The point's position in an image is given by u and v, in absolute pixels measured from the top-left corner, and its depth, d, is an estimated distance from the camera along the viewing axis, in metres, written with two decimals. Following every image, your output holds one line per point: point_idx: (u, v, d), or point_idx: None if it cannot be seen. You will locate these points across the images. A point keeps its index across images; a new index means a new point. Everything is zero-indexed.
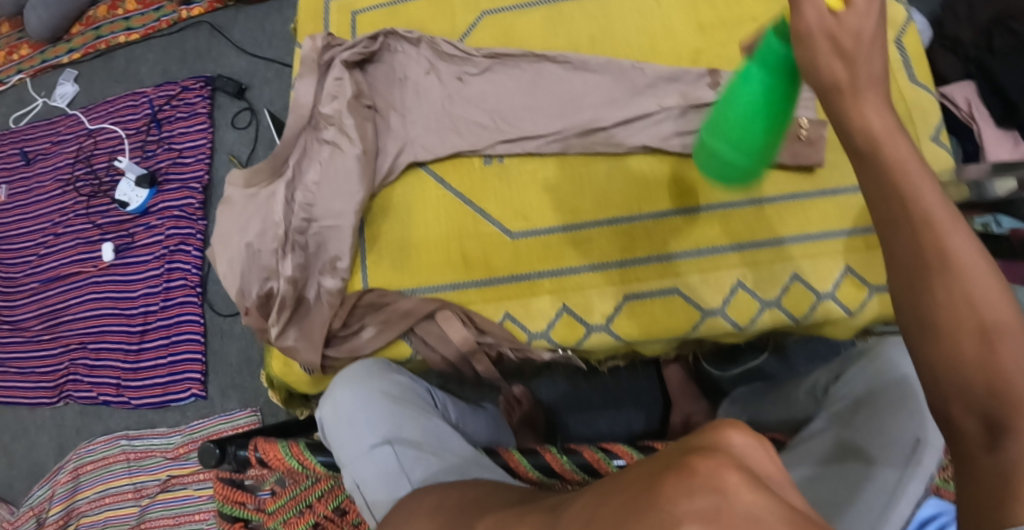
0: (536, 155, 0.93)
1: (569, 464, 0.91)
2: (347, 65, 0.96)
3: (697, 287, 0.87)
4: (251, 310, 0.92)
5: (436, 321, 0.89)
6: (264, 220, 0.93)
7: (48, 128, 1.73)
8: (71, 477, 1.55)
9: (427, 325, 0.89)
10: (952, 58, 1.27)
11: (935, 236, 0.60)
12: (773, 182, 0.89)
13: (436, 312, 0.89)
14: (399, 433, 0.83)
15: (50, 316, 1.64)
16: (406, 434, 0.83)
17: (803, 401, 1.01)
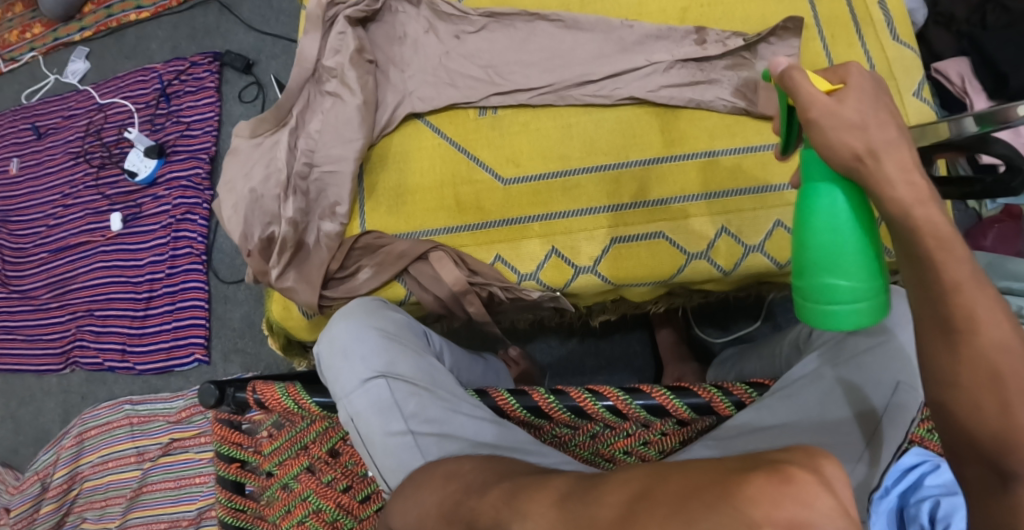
0: (529, 108, 0.98)
1: (558, 404, 0.94)
2: (350, 21, 1.00)
3: (682, 232, 0.92)
4: (253, 253, 0.96)
5: (429, 262, 0.93)
6: (270, 167, 0.98)
7: (59, 103, 1.78)
8: (75, 442, 1.58)
9: (420, 266, 0.93)
10: (946, 34, 1.31)
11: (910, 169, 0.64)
12: (757, 132, 0.94)
13: (429, 253, 0.93)
14: (399, 369, 0.88)
15: (58, 285, 1.68)
16: (404, 371, 0.88)
17: (788, 353, 1.04)
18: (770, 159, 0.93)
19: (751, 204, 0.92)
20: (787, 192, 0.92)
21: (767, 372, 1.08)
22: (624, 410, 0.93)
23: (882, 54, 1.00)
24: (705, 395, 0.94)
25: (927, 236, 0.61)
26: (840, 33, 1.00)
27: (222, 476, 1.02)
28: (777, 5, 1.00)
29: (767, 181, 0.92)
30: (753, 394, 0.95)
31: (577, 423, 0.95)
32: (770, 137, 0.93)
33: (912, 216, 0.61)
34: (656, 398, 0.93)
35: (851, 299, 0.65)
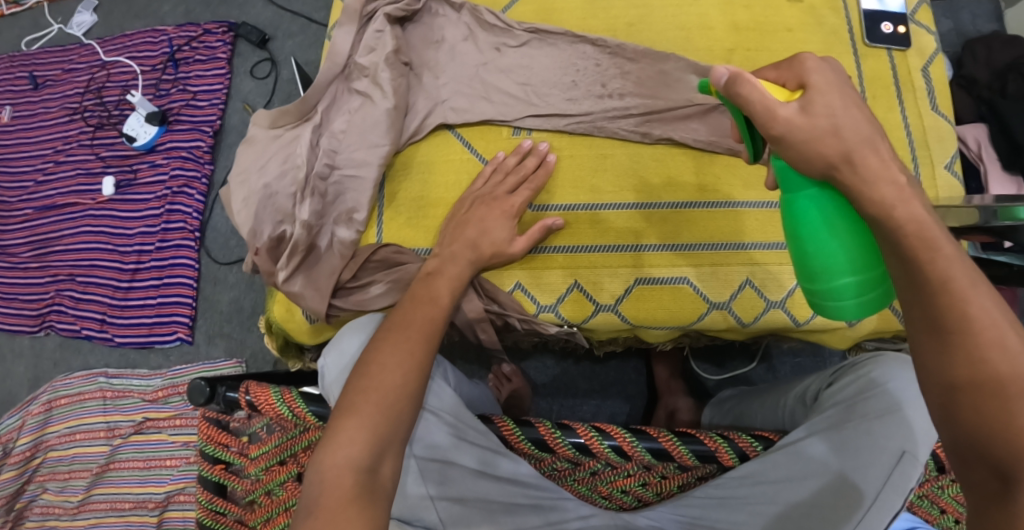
0: (564, 134, 0.94)
1: (562, 440, 0.90)
2: (389, 19, 0.96)
3: (707, 280, 0.90)
4: (260, 251, 0.91)
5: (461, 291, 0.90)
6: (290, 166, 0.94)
7: (60, 54, 1.71)
8: (43, 409, 1.53)
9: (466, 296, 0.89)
10: (966, 97, 1.29)
11: (902, 217, 0.65)
12: None
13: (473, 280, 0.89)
14: (427, 403, 0.90)
15: (41, 245, 1.61)
16: (431, 402, 0.90)
17: (792, 407, 1.01)
18: None
19: (776, 258, 0.90)
20: None
21: (767, 423, 1.05)
22: (629, 452, 0.89)
23: (919, 122, 1.01)
24: (710, 444, 0.90)
25: (912, 232, 0.65)
26: (881, 94, 1.01)
27: (205, 476, 0.99)
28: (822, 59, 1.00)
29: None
30: (756, 446, 0.91)
31: (579, 459, 0.91)
32: None
33: (895, 215, 0.66)
34: (661, 441, 0.90)
35: (849, 292, 0.73)
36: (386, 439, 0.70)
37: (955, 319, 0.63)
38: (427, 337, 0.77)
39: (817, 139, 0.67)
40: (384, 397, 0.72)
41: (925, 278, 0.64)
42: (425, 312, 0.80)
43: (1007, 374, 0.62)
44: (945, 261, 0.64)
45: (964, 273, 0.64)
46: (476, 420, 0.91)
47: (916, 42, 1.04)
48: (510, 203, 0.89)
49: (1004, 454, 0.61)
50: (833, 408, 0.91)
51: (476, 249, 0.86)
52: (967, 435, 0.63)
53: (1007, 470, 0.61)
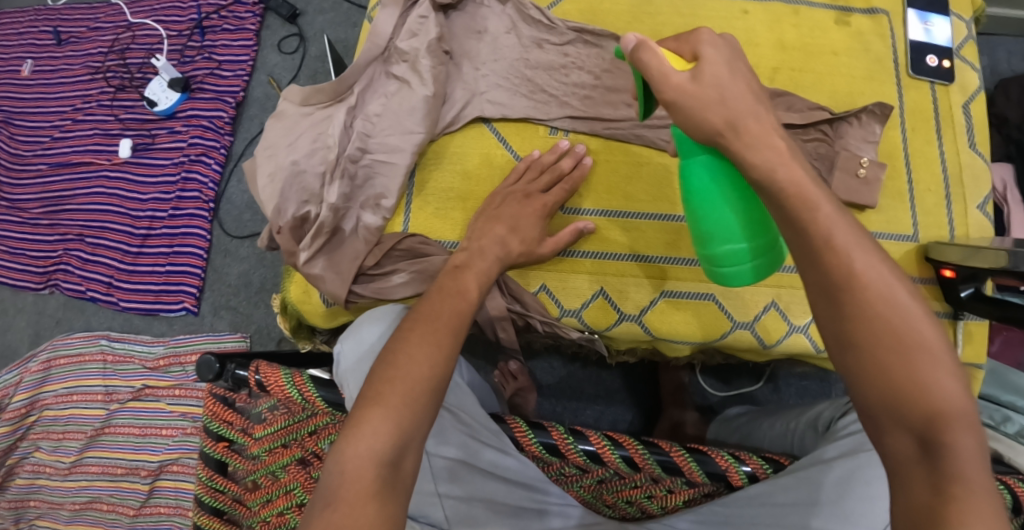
0: (601, 137, 0.93)
1: (574, 446, 0.89)
2: (433, 5, 0.95)
3: (733, 298, 0.89)
4: (283, 230, 0.90)
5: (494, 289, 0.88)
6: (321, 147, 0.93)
7: (87, 12, 1.69)
8: (42, 367, 1.51)
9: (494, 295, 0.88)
10: (996, 136, 1.28)
11: (782, 180, 0.69)
12: None
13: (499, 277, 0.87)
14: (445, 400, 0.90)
15: (52, 202, 1.59)
16: (450, 399, 0.90)
17: (802, 431, 1.00)
18: None
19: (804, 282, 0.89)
20: None
21: (775, 445, 1.04)
22: (640, 463, 0.88)
23: (955, 158, 1.00)
24: (721, 463, 0.88)
25: (792, 195, 0.68)
26: (920, 127, 1.01)
27: (207, 453, 0.98)
28: (865, 86, 1.01)
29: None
30: (766, 467, 0.89)
31: (588, 467, 0.89)
32: None
33: (777, 177, 0.69)
34: (672, 456, 0.88)
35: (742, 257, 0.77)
36: (409, 432, 0.69)
37: (842, 277, 0.65)
38: (455, 331, 0.76)
39: (703, 107, 0.71)
40: (410, 388, 0.71)
41: (810, 238, 0.67)
42: (452, 304, 0.79)
43: (902, 327, 0.64)
44: (826, 220, 0.67)
45: (846, 232, 0.67)
46: (489, 419, 0.91)
47: (959, 77, 1.03)
48: (544, 203, 0.88)
49: (912, 411, 0.62)
50: (846, 437, 0.89)
51: (506, 246, 0.85)
52: (879, 395, 0.64)
53: (920, 427, 0.62)
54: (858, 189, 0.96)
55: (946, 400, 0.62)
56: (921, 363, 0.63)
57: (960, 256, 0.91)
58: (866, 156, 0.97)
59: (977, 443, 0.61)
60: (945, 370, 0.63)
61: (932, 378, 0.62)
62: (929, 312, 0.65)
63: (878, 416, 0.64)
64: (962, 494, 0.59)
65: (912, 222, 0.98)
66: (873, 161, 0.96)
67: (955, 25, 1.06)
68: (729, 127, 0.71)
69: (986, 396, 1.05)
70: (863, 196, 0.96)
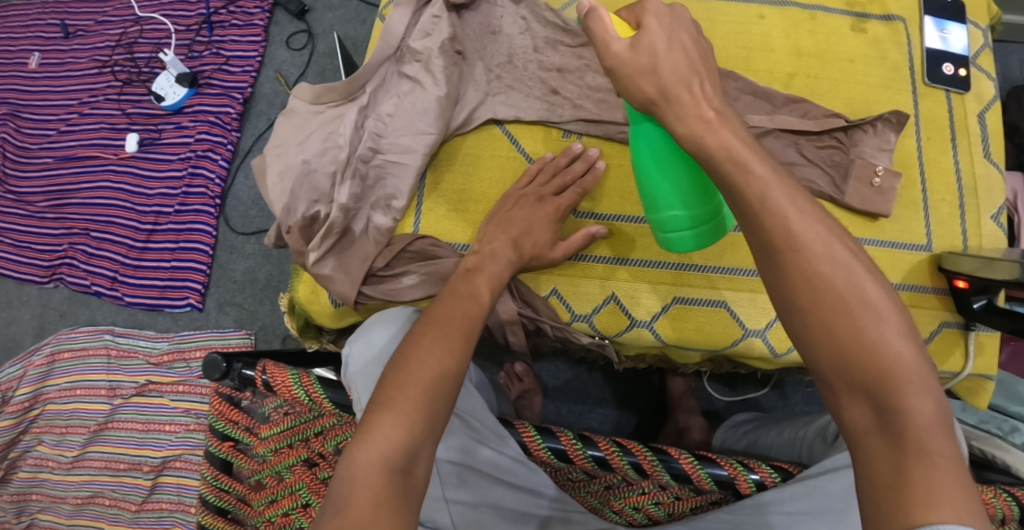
0: (615, 141, 0.92)
1: (583, 452, 0.88)
2: (447, 5, 0.94)
3: (744, 306, 0.88)
4: (292, 230, 0.89)
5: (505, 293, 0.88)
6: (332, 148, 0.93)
7: (94, 5, 1.68)
8: (46, 361, 1.51)
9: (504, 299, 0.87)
10: (1009, 145, 1.28)
11: (711, 146, 0.68)
12: None
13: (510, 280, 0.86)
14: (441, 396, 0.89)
15: (58, 196, 1.59)
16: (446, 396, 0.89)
17: (812, 440, 0.99)
18: None
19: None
20: None
21: (783, 453, 1.04)
22: (648, 469, 0.87)
23: (970, 168, 1.00)
24: (729, 470, 0.87)
25: (724, 159, 0.68)
26: (935, 136, 1.00)
27: (212, 452, 0.97)
28: (880, 94, 1.01)
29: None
30: (775, 476, 0.88)
31: (596, 472, 0.89)
32: None
33: (706, 143, 0.69)
34: (681, 463, 0.87)
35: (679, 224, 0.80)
36: (420, 438, 0.68)
37: (782, 240, 0.65)
38: (467, 335, 0.76)
39: (638, 76, 0.71)
40: (422, 393, 0.70)
41: (747, 201, 0.67)
42: (464, 308, 0.78)
43: (849, 287, 0.64)
44: (762, 182, 0.67)
45: (783, 193, 0.66)
46: (497, 423, 0.90)
47: (975, 86, 1.03)
48: (556, 207, 0.88)
49: (863, 374, 0.63)
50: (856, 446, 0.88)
51: (517, 249, 0.85)
52: (830, 360, 0.64)
53: (874, 391, 0.62)
54: (871, 198, 0.95)
55: (897, 361, 0.62)
56: (867, 324, 0.63)
57: (973, 267, 0.90)
58: (880, 165, 0.96)
59: (931, 400, 0.62)
60: (895, 328, 0.63)
61: (880, 339, 0.63)
62: (872, 270, 0.65)
63: (832, 382, 0.64)
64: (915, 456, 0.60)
65: (925, 231, 0.97)
66: (888, 170, 0.95)
67: (972, 34, 1.05)
68: (663, 97, 0.70)
69: (995, 407, 1.04)
70: (876, 204, 0.95)
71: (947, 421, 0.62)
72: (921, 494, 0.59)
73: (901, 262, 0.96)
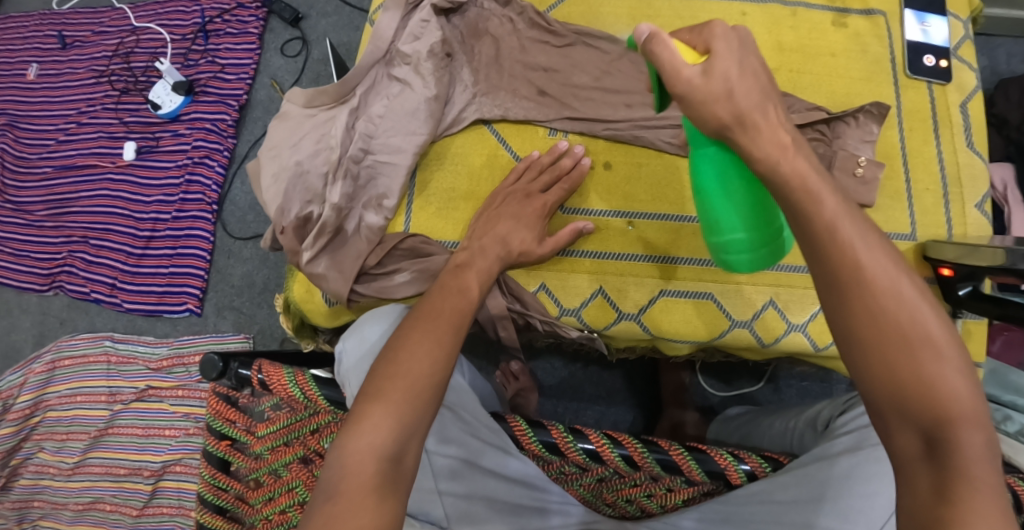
0: (601, 138, 0.94)
1: (574, 445, 0.90)
2: (435, 9, 0.97)
3: (732, 296, 0.89)
4: (287, 230, 0.91)
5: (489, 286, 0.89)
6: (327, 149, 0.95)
7: (92, 17, 1.70)
8: (46, 368, 1.53)
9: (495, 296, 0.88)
10: (997, 137, 1.29)
11: (786, 173, 0.68)
12: None
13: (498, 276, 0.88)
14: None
15: (57, 205, 1.61)
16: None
17: (802, 430, 1.01)
18: None
19: (802, 281, 0.89)
20: None
21: (775, 444, 1.05)
22: (639, 461, 0.89)
23: (953, 158, 1.01)
24: (720, 460, 0.89)
25: (797, 187, 0.67)
26: (917, 127, 1.02)
27: (210, 451, 0.98)
28: (863, 87, 1.02)
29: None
30: (765, 465, 0.90)
31: (587, 465, 0.90)
32: None
33: (780, 170, 0.68)
34: (671, 454, 0.90)
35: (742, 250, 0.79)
36: (410, 428, 0.70)
37: (850, 273, 0.65)
38: (455, 328, 0.77)
39: (713, 101, 0.69)
40: (410, 386, 0.72)
41: (816, 233, 0.66)
42: (454, 303, 0.80)
43: (912, 328, 0.64)
44: (832, 217, 0.66)
45: (853, 227, 0.66)
46: (489, 418, 0.91)
47: (957, 77, 1.04)
48: (543, 203, 0.89)
49: (918, 409, 0.62)
50: (845, 434, 0.89)
51: (506, 246, 0.87)
52: (885, 393, 0.63)
53: (927, 426, 0.62)
54: (856, 188, 0.97)
55: (954, 398, 0.62)
56: (927, 362, 0.63)
57: (956, 254, 0.92)
58: (864, 156, 0.98)
59: (982, 434, 0.62)
60: (950, 366, 0.63)
61: (938, 377, 0.62)
62: (936, 308, 0.64)
63: (886, 414, 0.64)
64: (962, 489, 0.60)
65: (909, 222, 0.99)
66: (871, 161, 0.97)
67: (952, 26, 1.07)
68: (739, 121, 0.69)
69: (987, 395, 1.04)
70: (861, 195, 0.97)
71: (995, 456, 0.62)
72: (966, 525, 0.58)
73: None
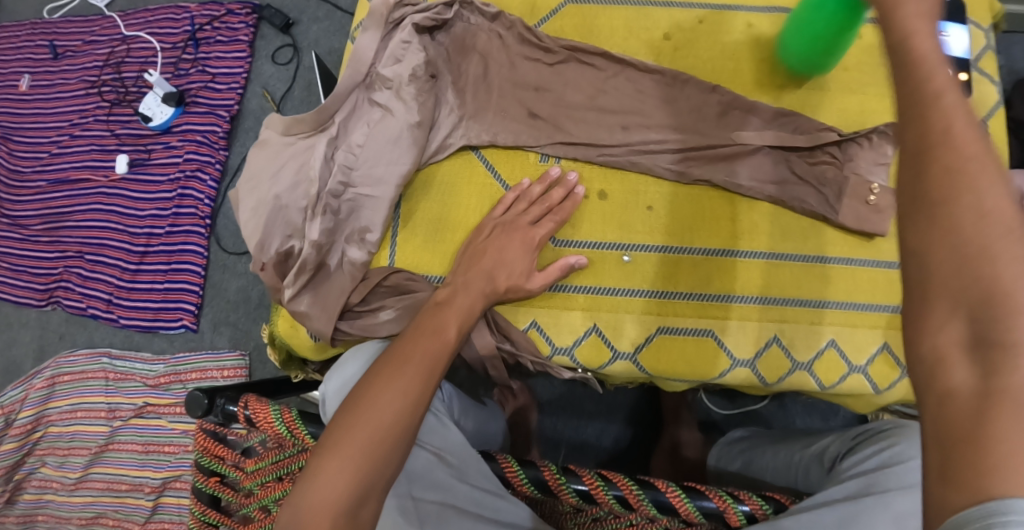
0: (595, 164, 0.93)
1: (566, 486, 0.86)
2: (416, 28, 0.94)
3: (732, 333, 0.88)
4: (267, 266, 0.88)
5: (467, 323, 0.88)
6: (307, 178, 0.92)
7: (82, 25, 1.67)
8: (47, 384, 1.51)
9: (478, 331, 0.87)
10: (1015, 141, 1.21)
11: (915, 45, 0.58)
12: (757, 212, 0.91)
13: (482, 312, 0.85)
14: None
15: (52, 220, 1.58)
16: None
17: (806, 463, 0.97)
18: (849, 276, 0.90)
19: (851, 321, 0.89)
20: (842, 311, 0.89)
21: (779, 477, 1.01)
22: (634, 504, 0.85)
23: None
24: (718, 502, 0.84)
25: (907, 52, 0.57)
26: None
27: (200, 488, 0.96)
28: (878, 103, 0.96)
29: (836, 298, 0.89)
30: (766, 508, 0.85)
31: (581, 506, 0.87)
32: (767, 217, 0.91)
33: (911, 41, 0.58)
34: (667, 495, 0.85)
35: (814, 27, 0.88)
36: (367, 483, 0.67)
37: (942, 136, 0.54)
38: (424, 374, 0.74)
39: None
40: (370, 438, 0.69)
41: (916, 91, 0.56)
42: (425, 345, 0.76)
43: (987, 214, 0.51)
44: (938, 83, 0.56)
45: (958, 97, 0.55)
46: (476, 459, 0.88)
47: (979, 92, 0.99)
48: (532, 234, 0.86)
49: (976, 302, 0.51)
50: (851, 478, 0.85)
51: (492, 282, 0.84)
52: (947, 279, 0.52)
53: (982, 323, 0.50)
54: (868, 217, 0.90)
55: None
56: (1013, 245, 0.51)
57: None
58: (877, 181, 0.92)
59: None
60: None
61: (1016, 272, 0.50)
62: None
63: (943, 294, 0.52)
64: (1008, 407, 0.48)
65: None
66: (885, 187, 0.90)
67: (974, 34, 1.01)
68: None
69: None
70: (874, 224, 0.89)
71: None
72: (1003, 480, 0.47)
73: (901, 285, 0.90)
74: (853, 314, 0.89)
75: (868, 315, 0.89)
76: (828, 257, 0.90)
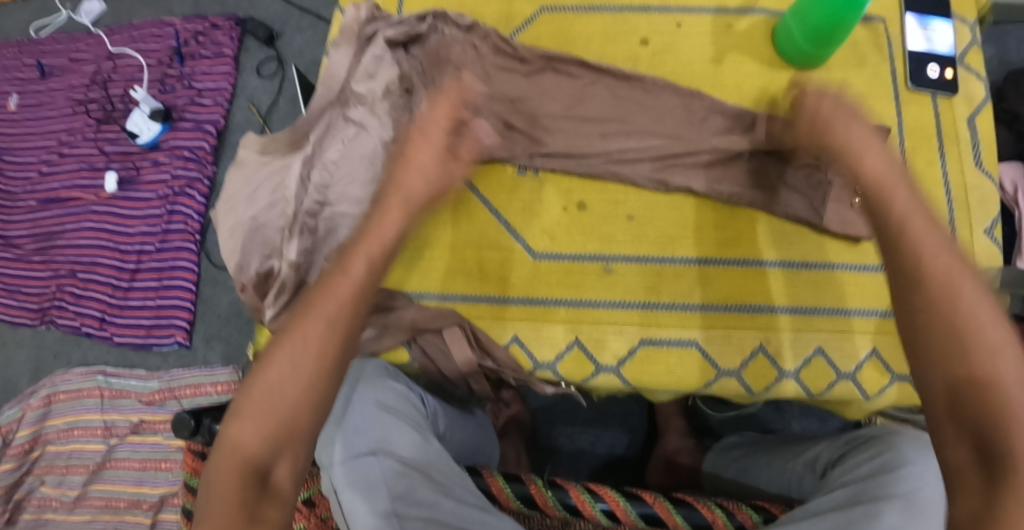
0: (573, 176, 0.96)
1: (553, 500, 0.88)
2: (389, 44, 0.96)
3: (717, 343, 0.90)
4: (247, 287, 0.90)
5: (441, 336, 0.93)
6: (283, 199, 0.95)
7: (68, 43, 1.67)
8: (43, 403, 1.51)
9: (430, 337, 0.93)
10: (1008, 132, 1.19)
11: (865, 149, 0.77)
12: (767, 226, 0.93)
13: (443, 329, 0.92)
14: (386, 445, 0.83)
15: (44, 238, 1.58)
16: (395, 448, 0.84)
17: (800, 471, 0.95)
18: (854, 280, 0.92)
19: (871, 327, 0.91)
20: (864, 318, 0.91)
21: (772, 485, 0.99)
22: (621, 516, 0.87)
23: (960, 179, 0.95)
24: (707, 514, 0.85)
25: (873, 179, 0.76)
26: (920, 145, 0.96)
27: (188, 507, 0.95)
28: (863, 103, 0.96)
29: (864, 304, 0.91)
30: (756, 517, 0.85)
31: (569, 520, 0.89)
32: (769, 233, 0.93)
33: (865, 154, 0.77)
34: (654, 506, 0.87)
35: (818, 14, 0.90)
36: (278, 442, 0.70)
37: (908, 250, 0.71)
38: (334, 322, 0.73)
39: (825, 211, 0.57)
40: (273, 400, 0.71)
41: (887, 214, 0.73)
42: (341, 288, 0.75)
43: (959, 304, 0.68)
44: (900, 203, 0.73)
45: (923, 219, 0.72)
46: (458, 478, 0.87)
47: (964, 89, 0.98)
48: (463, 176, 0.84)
49: (968, 399, 0.65)
50: (844, 486, 0.84)
51: None
52: (945, 375, 0.67)
53: (967, 397, 0.66)
54: (852, 220, 0.92)
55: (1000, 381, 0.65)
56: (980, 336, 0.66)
57: None
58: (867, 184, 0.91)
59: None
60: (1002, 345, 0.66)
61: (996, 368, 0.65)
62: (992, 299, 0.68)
63: (953, 389, 0.66)
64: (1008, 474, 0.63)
65: None
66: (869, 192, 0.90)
67: (959, 30, 0.99)
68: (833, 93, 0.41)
69: None
70: (855, 227, 0.91)
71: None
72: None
73: (883, 287, 0.92)
74: (878, 321, 0.91)
75: (862, 320, 0.91)
76: (817, 263, 0.92)
